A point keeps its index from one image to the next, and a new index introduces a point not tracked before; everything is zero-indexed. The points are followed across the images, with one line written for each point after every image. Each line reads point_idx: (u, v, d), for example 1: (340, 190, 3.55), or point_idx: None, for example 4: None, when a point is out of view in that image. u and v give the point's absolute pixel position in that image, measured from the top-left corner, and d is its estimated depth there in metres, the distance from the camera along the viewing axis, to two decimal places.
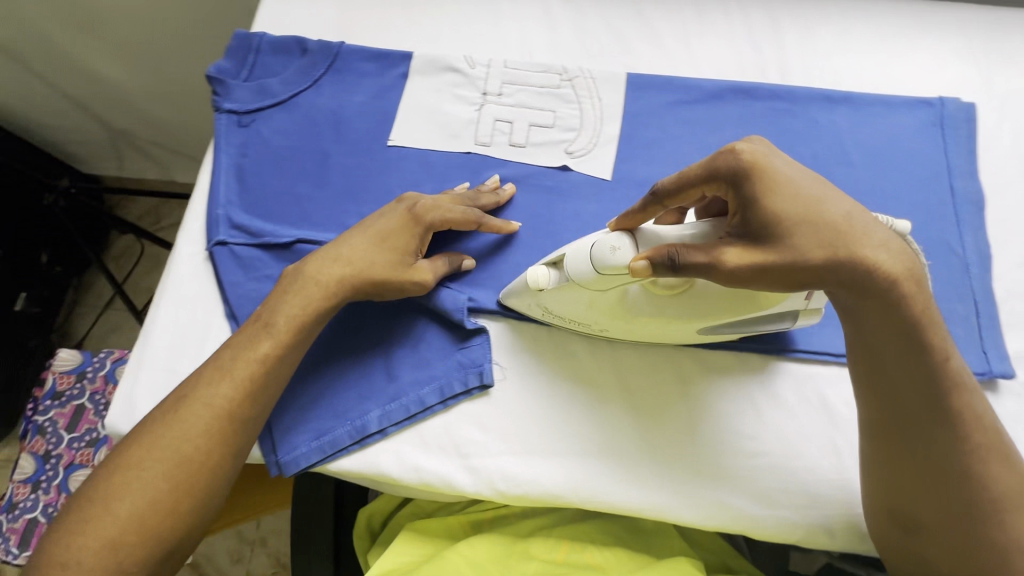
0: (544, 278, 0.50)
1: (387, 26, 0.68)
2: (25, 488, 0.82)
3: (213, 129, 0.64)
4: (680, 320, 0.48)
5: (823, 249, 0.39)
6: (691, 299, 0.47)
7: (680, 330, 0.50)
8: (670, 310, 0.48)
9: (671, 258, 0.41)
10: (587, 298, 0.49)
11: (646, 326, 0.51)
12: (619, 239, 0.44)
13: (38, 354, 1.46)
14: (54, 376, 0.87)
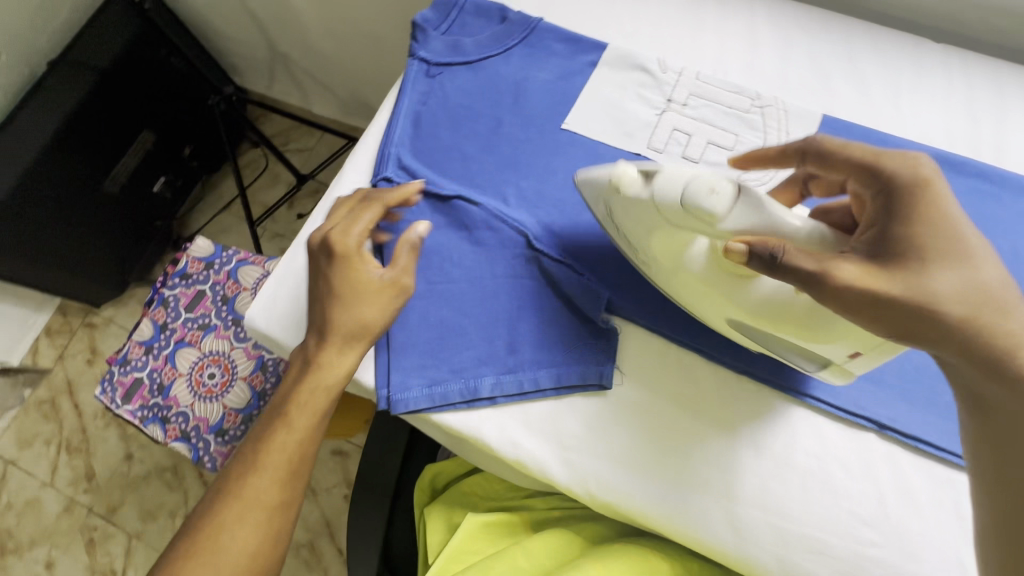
0: (627, 181, 0.46)
1: (587, 12, 0.68)
2: (139, 349, 0.91)
3: (403, 72, 0.66)
4: (717, 293, 0.48)
5: (905, 281, 0.40)
6: (738, 285, 0.46)
7: (706, 302, 0.50)
8: (716, 283, 0.47)
9: (776, 255, 0.40)
10: (653, 230, 0.47)
11: (687, 287, 0.50)
12: (730, 184, 0.41)
13: (159, 233, 1.62)
14: (187, 259, 0.94)
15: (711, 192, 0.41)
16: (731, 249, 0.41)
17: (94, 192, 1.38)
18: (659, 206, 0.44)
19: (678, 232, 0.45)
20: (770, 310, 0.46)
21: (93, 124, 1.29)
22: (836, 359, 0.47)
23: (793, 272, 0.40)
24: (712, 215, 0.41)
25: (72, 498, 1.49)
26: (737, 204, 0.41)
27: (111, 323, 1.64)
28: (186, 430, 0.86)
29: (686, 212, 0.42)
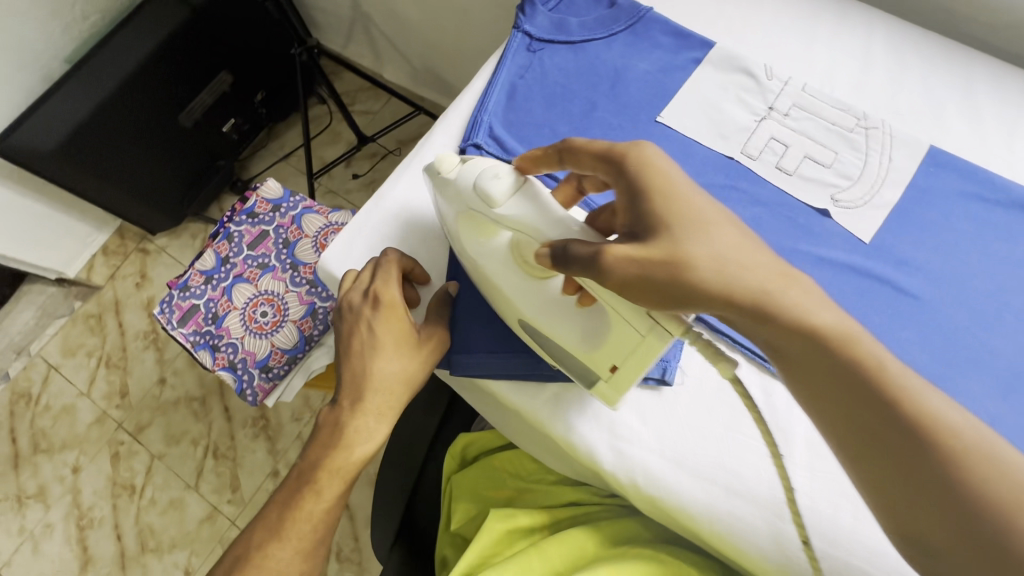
0: (449, 165, 0.50)
1: (697, 9, 0.67)
2: (200, 278, 0.94)
3: (505, 44, 0.67)
4: (515, 288, 0.51)
5: (681, 254, 0.39)
6: (533, 285, 0.50)
7: (500, 298, 0.53)
8: (518, 278, 0.50)
9: (563, 249, 0.42)
10: (459, 213, 0.52)
11: (491, 284, 0.53)
12: (510, 174, 0.46)
13: (220, 173, 1.67)
14: (256, 199, 0.97)
15: (492, 179, 0.46)
16: (539, 254, 0.45)
17: (169, 123, 1.43)
18: (459, 189, 0.49)
19: (476, 216, 0.50)
20: (554, 309, 0.50)
21: (180, 56, 1.34)
22: (601, 374, 0.48)
23: (553, 256, 0.43)
24: (489, 198, 0.46)
25: (105, 411, 1.56)
26: (513, 191, 0.46)
27: (163, 252, 1.70)
28: (233, 361, 0.89)
29: (477, 198, 0.47)
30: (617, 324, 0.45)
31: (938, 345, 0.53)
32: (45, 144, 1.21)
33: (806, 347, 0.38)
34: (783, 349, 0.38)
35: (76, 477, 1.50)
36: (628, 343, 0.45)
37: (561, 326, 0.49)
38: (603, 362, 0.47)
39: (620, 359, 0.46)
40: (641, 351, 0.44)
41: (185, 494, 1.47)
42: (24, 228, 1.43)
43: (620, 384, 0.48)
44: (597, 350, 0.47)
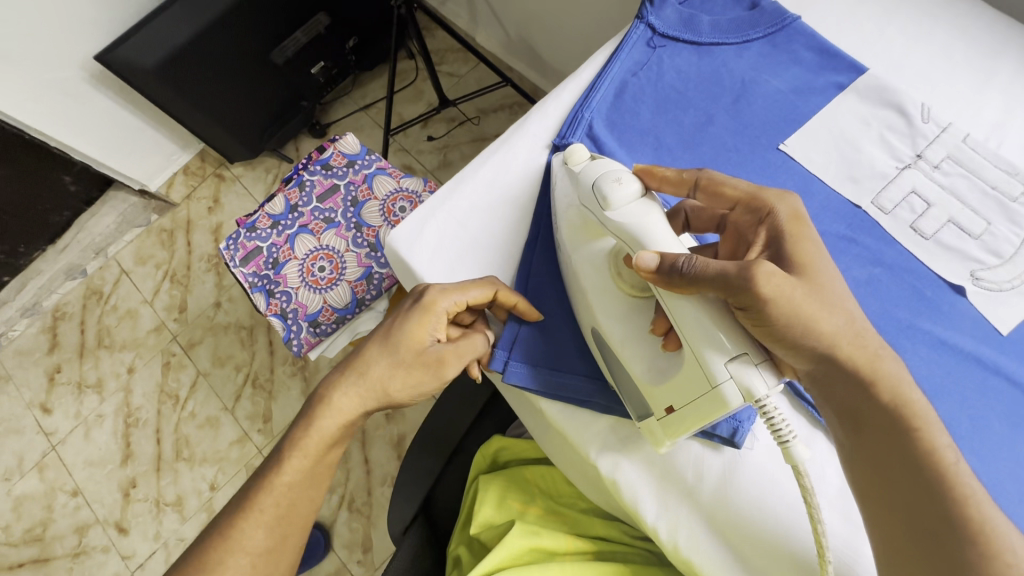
0: (576, 159, 0.50)
1: (853, 25, 0.58)
2: (267, 221, 0.94)
3: (624, 34, 0.60)
4: (606, 297, 0.48)
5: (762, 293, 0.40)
6: (623, 300, 0.47)
7: (580, 302, 0.51)
8: (609, 289, 0.48)
9: (687, 264, 0.41)
10: (570, 206, 0.51)
11: (579, 291, 0.51)
12: (635, 182, 0.45)
13: (301, 113, 1.69)
14: (333, 151, 0.96)
15: (614, 181, 0.45)
16: (640, 259, 0.42)
17: (262, 58, 1.44)
18: (580, 183, 0.48)
19: (586, 212, 0.48)
20: (635, 335, 0.47)
21: None
22: (656, 412, 0.45)
23: (664, 262, 0.42)
24: (605, 198, 0.45)
25: (163, 322, 1.65)
26: (634, 199, 0.45)
27: (237, 181, 1.75)
28: (285, 309, 0.90)
29: (592, 195, 0.46)
30: (692, 368, 0.41)
31: None
32: (146, 61, 1.25)
33: (882, 409, 0.42)
34: (850, 402, 0.43)
35: (129, 377, 1.61)
36: (694, 394, 0.41)
37: (637, 349, 0.46)
38: (663, 401, 0.44)
39: (680, 405, 0.43)
40: (705, 407, 0.41)
41: (221, 415, 1.55)
42: (116, 137, 1.50)
43: (673, 428, 0.44)
44: (661, 387, 0.44)
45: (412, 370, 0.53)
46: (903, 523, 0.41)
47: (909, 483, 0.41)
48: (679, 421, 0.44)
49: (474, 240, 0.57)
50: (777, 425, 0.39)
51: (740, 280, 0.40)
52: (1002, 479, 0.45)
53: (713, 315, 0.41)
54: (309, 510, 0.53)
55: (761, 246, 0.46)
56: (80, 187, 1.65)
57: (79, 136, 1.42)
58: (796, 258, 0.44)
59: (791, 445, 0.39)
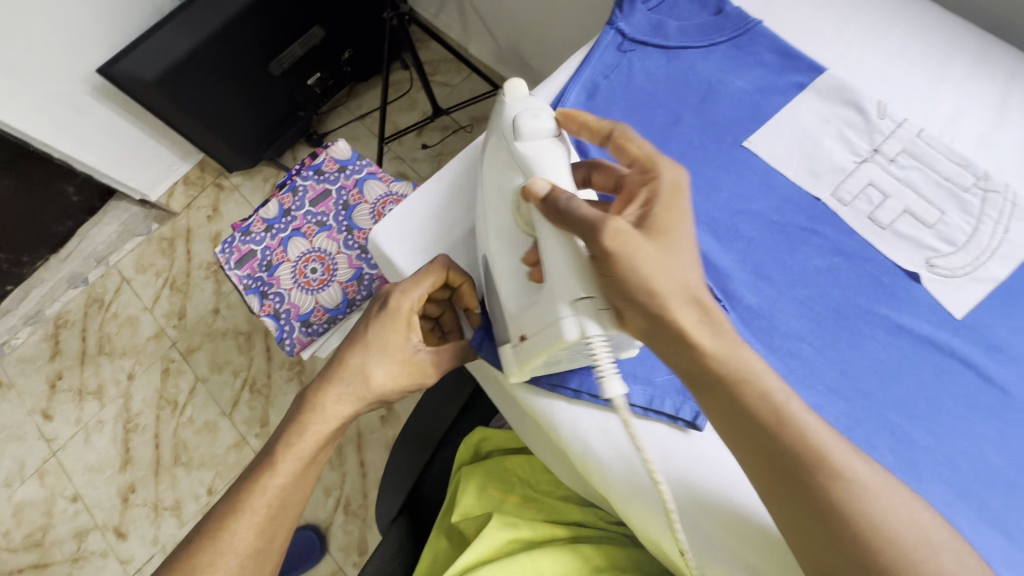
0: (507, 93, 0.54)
1: (812, 28, 0.61)
2: (261, 225, 0.97)
3: (595, 39, 0.63)
4: (500, 227, 0.52)
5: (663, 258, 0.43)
6: (512, 232, 0.51)
7: (482, 230, 0.55)
8: (502, 220, 0.52)
9: (555, 200, 0.44)
10: (493, 139, 0.54)
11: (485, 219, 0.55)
12: (549, 125, 0.50)
13: (298, 124, 1.73)
14: (325, 157, 0.99)
15: (532, 118, 0.50)
16: (533, 186, 0.46)
17: (259, 70, 1.48)
18: (505, 118, 0.52)
19: (503, 147, 0.52)
20: (511, 270, 0.51)
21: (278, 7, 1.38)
22: (513, 339, 0.50)
23: (548, 197, 0.45)
24: (519, 130, 0.50)
25: (163, 328, 1.67)
26: (542, 138, 0.50)
27: (236, 190, 1.79)
28: (278, 309, 0.92)
29: (512, 131, 0.51)
30: (540, 299, 0.45)
31: (1014, 444, 0.47)
32: (147, 74, 1.29)
33: (704, 356, 0.43)
34: (680, 353, 0.44)
35: (129, 383, 1.63)
36: (539, 323, 0.45)
37: (509, 279, 0.50)
38: (519, 328, 0.48)
39: (530, 334, 0.47)
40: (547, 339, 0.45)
41: (219, 420, 1.57)
42: (117, 147, 1.54)
43: (525, 356, 0.49)
44: (521, 315, 0.48)
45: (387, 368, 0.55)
46: (762, 463, 0.43)
47: (759, 431, 0.42)
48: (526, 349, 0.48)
49: (453, 235, 0.60)
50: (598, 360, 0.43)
51: (592, 225, 0.42)
52: (958, 455, 0.47)
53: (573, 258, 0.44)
54: (298, 501, 0.55)
55: (635, 207, 0.46)
56: (82, 197, 1.69)
57: (81, 147, 1.46)
58: (658, 219, 0.44)
59: (607, 378, 0.43)
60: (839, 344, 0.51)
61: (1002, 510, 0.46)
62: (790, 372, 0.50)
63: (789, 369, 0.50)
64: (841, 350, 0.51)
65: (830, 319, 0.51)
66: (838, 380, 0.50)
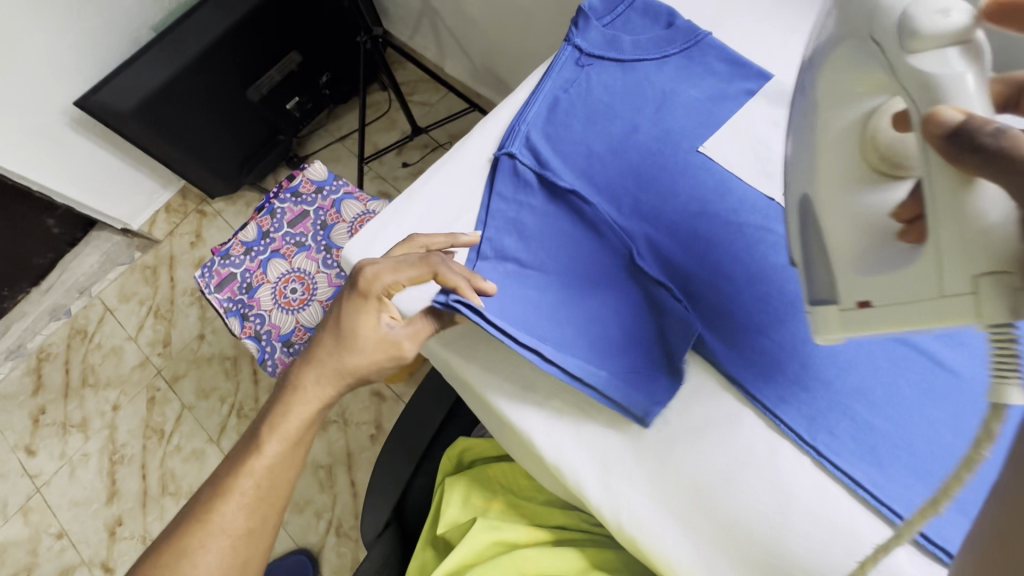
0: None
1: (758, 38, 0.64)
2: (240, 248, 0.98)
3: (554, 56, 0.66)
4: (847, 163, 0.44)
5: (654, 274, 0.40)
6: (858, 170, 0.43)
7: (809, 167, 0.46)
8: (846, 155, 0.44)
9: (984, 128, 0.29)
10: (839, 37, 0.41)
11: (819, 150, 0.45)
12: (968, 16, 0.33)
13: (278, 147, 1.74)
14: (302, 179, 1.00)
15: (940, 12, 0.33)
16: (939, 113, 0.31)
17: (237, 96, 1.51)
18: (880, 1, 0.37)
19: (862, 53, 0.39)
20: (864, 217, 0.42)
21: (253, 35, 1.41)
22: (841, 302, 0.42)
23: (951, 133, 0.30)
24: (914, 32, 0.34)
25: (148, 357, 1.66)
26: (953, 39, 0.33)
27: (218, 215, 1.80)
28: (259, 331, 0.93)
29: (898, 27, 0.35)
30: (922, 268, 0.35)
31: (969, 426, 0.49)
32: (124, 105, 1.31)
33: None
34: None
35: (114, 414, 1.61)
36: (911, 294, 0.36)
37: (841, 233, 0.43)
38: (859, 290, 0.40)
39: (888, 301, 0.38)
40: (931, 311, 0.35)
41: (207, 447, 1.55)
42: (98, 177, 1.54)
43: (858, 323, 0.41)
44: (866, 279, 0.39)
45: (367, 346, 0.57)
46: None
47: None
48: (861, 318, 0.40)
49: None
50: (1009, 359, 0.31)
51: None
52: (916, 437, 0.49)
53: (983, 228, 0.30)
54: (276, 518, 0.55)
55: None
56: (63, 228, 1.69)
57: (61, 179, 1.47)
58: None
59: (1008, 385, 0.31)
60: (796, 336, 0.53)
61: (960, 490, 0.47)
62: (746, 363, 0.53)
63: (749, 363, 0.53)
64: (798, 342, 0.53)
65: (786, 313, 0.53)
66: (798, 371, 0.52)
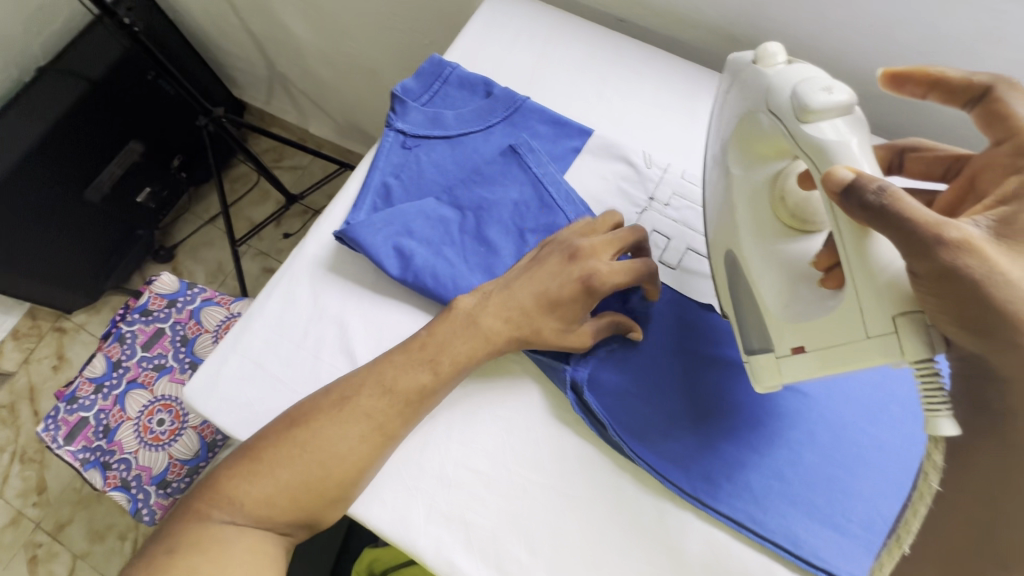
0: (770, 55, 0.47)
1: (575, 95, 0.66)
2: (89, 386, 0.86)
3: (378, 143, 0.63)
4: (761, 220, 0.49)
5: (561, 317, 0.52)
6: (776, 227, 0.49)
7: (724, 223, 0.53)
8: (762, 212, 0.49)
9: (878, 189, 0.36)
10: (743, 111, 0.49)
11: (735, 207, 0.51)
12: (847, 94, 0.41)
13: (139, 243, 1.59)
14: (150, 295, 0.91)
15: (823, 90, 0.41)
16: (834, 173, 0.38)
17: (76, 201, 1.36)
18: (771, 85, 0.45)
19: (762, 122, 0.46)
20: (790, 267, 0.47)
21: (78, 133, 1.28)
22: (778, 348, 0.46)
23: (848, 186, 0.37)
24: (805, 106, 0.41)
25: (20, 511, 1.43)
26: (839, 111, 0.41)
27: (81, 329, 1.60)
28: (126, 478, 0.82)
29: (791, 103, 0.42)
30: (846, 314, 0.40)
31: (824, 441, 0.52)
32: None
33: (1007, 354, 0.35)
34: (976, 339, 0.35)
35: None
36: (840, 338, 0.40)
37: (765, 278, 0.48)
38: (795, 337, 0.44)
39: (824, 345, 0.41)
40: (859, 353, 0.39)
41: None
42: None
43: (795, 367, 0.44)
44: (796, 324, 0.44)
45: (361, 425, 0.49)
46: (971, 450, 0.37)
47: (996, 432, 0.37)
48: (800, 365, 0.44)
49: (273, 376, 0.56)
50: (935, 392, 0.36)
51: (926, 238, 0.34)
52: (782, 464, 0.51)
53: (892, 272, 0.37)
54: None
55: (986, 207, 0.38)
56: None
57: None
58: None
59: (940, 417, 0.36)
60: (663, 387, 0.54)
61: (829, 506, 0.50)
62: (628, 417, 0.53)
63: (621, 426, 0.53)
64: (667, 393, 0.54)
65: (646, 368, 0.55)
66: (667, 425, 0.53)
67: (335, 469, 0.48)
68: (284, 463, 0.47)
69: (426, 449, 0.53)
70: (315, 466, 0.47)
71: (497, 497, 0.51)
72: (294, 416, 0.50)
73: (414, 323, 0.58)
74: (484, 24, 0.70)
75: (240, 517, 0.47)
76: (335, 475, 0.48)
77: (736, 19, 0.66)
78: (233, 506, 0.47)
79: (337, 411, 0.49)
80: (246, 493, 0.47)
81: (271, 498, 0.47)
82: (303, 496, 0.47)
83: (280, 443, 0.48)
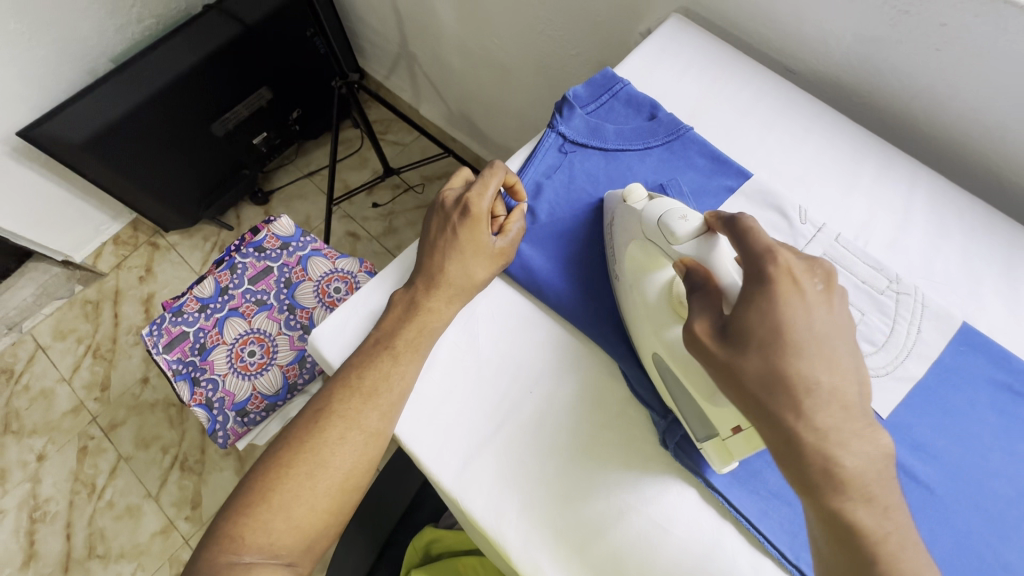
0: (636, 198, 0.55)
1: (737, 135, 0.66)
2: (194, 304, 0.91)
3: (537, 141, 0.65)
4: (661, 324, 0.50)
5: None
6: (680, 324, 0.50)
7: (639, 330, 0.53)
8: (659, 311, 0.50)
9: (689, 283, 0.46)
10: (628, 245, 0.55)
11: (636, 317, 0.53)
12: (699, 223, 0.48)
13: (242, 182, 1.67)
14: (266, 233, 0.95)
15: (680, 218, 0.49)
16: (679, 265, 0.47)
17: (201, 132, 1.44)
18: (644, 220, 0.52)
19: (646, 247, 0.52)
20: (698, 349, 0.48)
21: (219, 71, 1.36)
22: (722, 433, 0.47)
23: (684, 273, 0.47)
24: (673, 232, 0.48)
25: (82, 402, 1.53)
26: (698, 239, 0.48)
27: (172, 249, 1.70)
28: (211, 398, 0.86)
29: (660, 231, 0.50)
30: None
31: (946, 547, 0.48)
32: (75, 136, 1.22)
33: None
34: None
35: (39, 465, 1.47)
36: None
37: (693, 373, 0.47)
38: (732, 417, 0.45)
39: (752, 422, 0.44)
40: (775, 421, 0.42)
41: (144, 503, 1.42)
42: (37, 209, 1.43)
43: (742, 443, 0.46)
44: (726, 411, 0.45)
45: (351, 449, 0.51)
46: None
47: None
48: (743, 442, 0.46)
49: None
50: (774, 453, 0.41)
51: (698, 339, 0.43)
52: None
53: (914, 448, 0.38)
54: None
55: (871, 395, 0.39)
56: None
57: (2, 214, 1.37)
58: None
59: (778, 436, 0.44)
60: None
61: None
62: (740, 474, 0.52)
63: (727, 470, 0.52)
64: None
65: None
66: (777, 485, 0.51)
67: (326, 480, 0.50)
68: (287, 490, 0.49)
69: (528, 445, 0.53)
70: (312, 495, 0.49)
71: (592, 507, 0.51)
72: (281, 450, 0.51)
73: (539, 324, 0.59)
74: (657, 49, 0.71)
75: (247, 553, 0.47)
76: (336, 503, 0.51)
77: (921, 93, 0.63)
78: (247, 545, 0.48)
79: (323, 442, 0.51)
80: (250, 527, 0.48)
81: (276, 530, 0.48)
82: (307, 519, 0.49)
83: (275, 474, 0.50)
